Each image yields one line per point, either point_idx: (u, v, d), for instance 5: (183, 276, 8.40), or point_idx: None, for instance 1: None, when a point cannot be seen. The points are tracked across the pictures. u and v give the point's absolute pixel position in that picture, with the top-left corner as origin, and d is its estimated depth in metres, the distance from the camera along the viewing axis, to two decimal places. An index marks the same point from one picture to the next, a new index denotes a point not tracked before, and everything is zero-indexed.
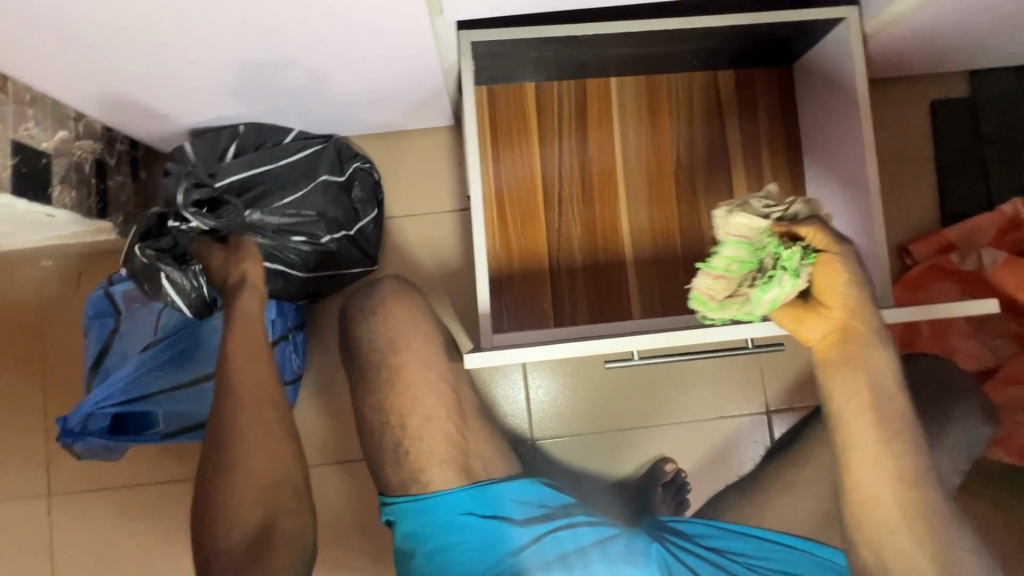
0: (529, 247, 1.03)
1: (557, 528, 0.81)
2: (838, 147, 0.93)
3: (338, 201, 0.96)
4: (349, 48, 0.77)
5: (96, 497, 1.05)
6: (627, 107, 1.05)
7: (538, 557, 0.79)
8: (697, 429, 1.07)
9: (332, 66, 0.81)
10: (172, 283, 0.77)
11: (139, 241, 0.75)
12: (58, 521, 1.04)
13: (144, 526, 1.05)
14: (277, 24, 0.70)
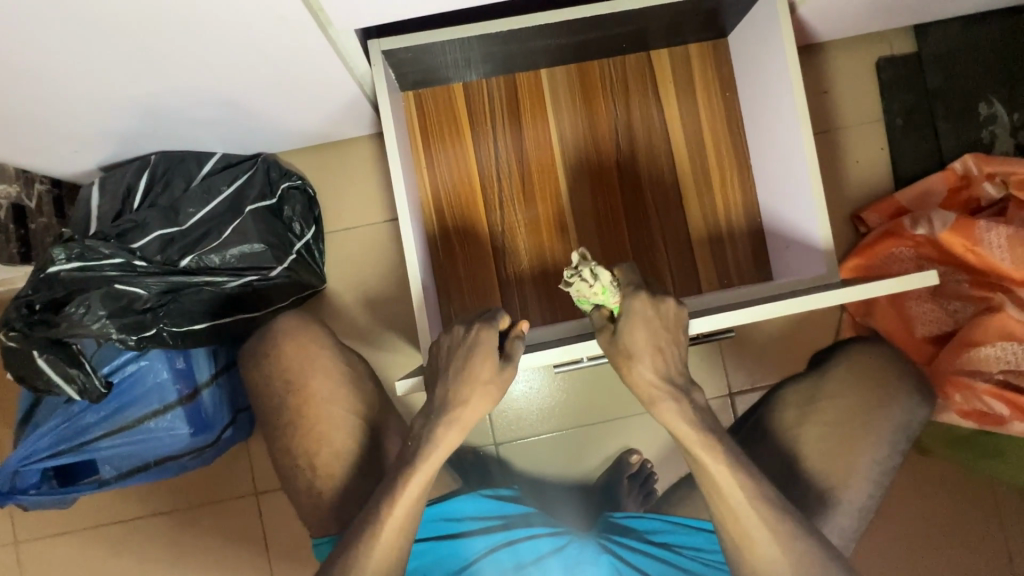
0: (472, 250, 1.01)
1: (515, 539, 0.85)
2: (773, 121, 0.90)
3: (270, 224, 0.92)
4: (249, 67, 0.74)
5: (63, 541, 1.05)
6: (561, 96, 1.02)
7: (494, 567, 0.85)
8: (660, 418, 1.07)
9: (237, 87, 0.78)
10: (50, 364, 0.70)
11: (1, 326, 0.68)
12: (27, 568, 1.04)
13: (114, 566, 1.05)
14: (162, 51, 0.67)
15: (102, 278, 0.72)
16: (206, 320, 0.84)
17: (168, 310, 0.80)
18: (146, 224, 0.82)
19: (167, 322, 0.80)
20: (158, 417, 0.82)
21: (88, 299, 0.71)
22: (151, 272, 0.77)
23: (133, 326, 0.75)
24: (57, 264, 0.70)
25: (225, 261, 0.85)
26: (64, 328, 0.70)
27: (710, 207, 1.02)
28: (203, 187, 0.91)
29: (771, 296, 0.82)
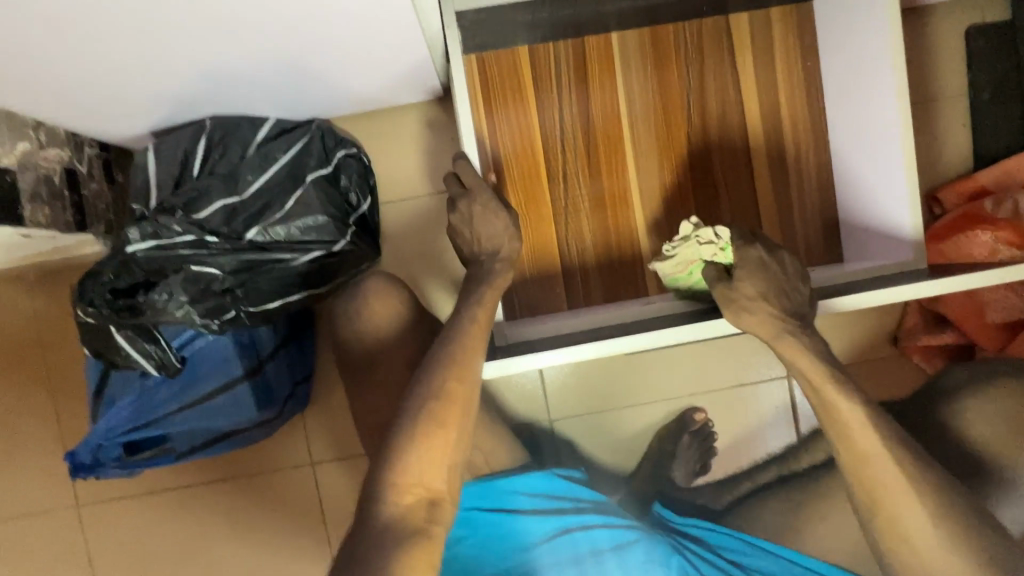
0: (535, 225, 0.97)
1: (572, 529, 0.84)
2: (863, 95, 0.85)
3: (331, 197, 0.89)
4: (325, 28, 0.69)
5: (123, 505, 1.06)
6: (632, 63, 0.96)
7: (551, 555, 0.83)
8: (717, 399, 1.05)
9: (305, 49, 0.74)
10: (129, 340, 0.72)
11: (82, 303, 0.68)
12: (90, 530, 1.06)
13: (173, 530, 1.07)
14: (240, 11, 0.62)
15: (179, 259, 0.71)
16: (278, 299, 0.81)
17: (245, 289, 0.78)
18: (209, 198, 0.79)
19: (244, 301, 0.78)
20: (228, 390, 0.81)
21: (170, 284, 0.71)
22: (221, 250, 0.74)
23: (211, 308, 0.75)
24: (133, 245, 0.68)
25: (288, 234, 0.82)
26: (148, 314, 0.70)
27: (784, 185, 0.97)
28: (261, 155, 0.88)
29: (857, 286, 0.79)
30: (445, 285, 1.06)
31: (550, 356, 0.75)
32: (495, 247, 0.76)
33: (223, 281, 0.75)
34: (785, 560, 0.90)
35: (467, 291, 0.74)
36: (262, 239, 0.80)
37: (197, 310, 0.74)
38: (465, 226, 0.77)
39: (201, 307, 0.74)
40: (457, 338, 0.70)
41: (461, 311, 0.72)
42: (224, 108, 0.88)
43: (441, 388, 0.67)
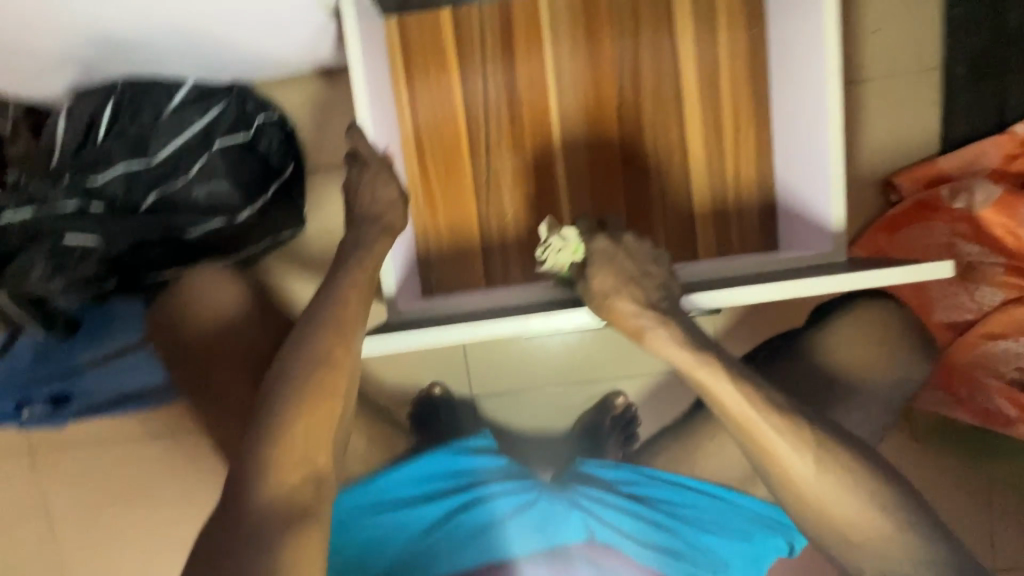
0: (455, 200, 0.94)
1: (530, 485, 0.87)
2: (801, 67, 0.78)
3: (243, 166, 0.87)
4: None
5: (73, 453, 1.13)
6: (561, 28, 0.90)
7: (509, 506, 0.86)
8: (643, 384, 1.03)
9: (186, 9, 0.71)
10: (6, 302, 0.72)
11: None
12: (44, 474, 1.14)
13: (118, 478, 1.13)
14: None
15: (60, 227, 0.73)
16: (169, 270, 0.82)
17: (131, 260, 0.78)
18: (106, 164, 0.79)
19: (126, 271, 0.79)
20: (134, 350, 0.85)
21: (34, 252, 0.71)
22: (106, 219, 0.76)
23: (86, 276, 0.75)
24: (8, 214, 0.71)
25: (193, 200, 0.82)
26: (12, 283, 0.71)
27: (720, 165, 0.91)
28: (174, 120, 0.87)
29: (770, 276, 0.74)
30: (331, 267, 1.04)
31: (429, 336, 0.73)
32: (381, 221, 0.73)
33: (102, 249, 0.75)
34: (708, 494, 0.88)
35: None
36: (160, 205, 0.80)
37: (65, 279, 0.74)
38: (353, 198, 0.74)
39: (75, 273, 0.74)
40: (331, 311, 0.67)
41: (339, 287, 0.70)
42: (132, 70, 0.86)
43: (327, 359, 0.64)
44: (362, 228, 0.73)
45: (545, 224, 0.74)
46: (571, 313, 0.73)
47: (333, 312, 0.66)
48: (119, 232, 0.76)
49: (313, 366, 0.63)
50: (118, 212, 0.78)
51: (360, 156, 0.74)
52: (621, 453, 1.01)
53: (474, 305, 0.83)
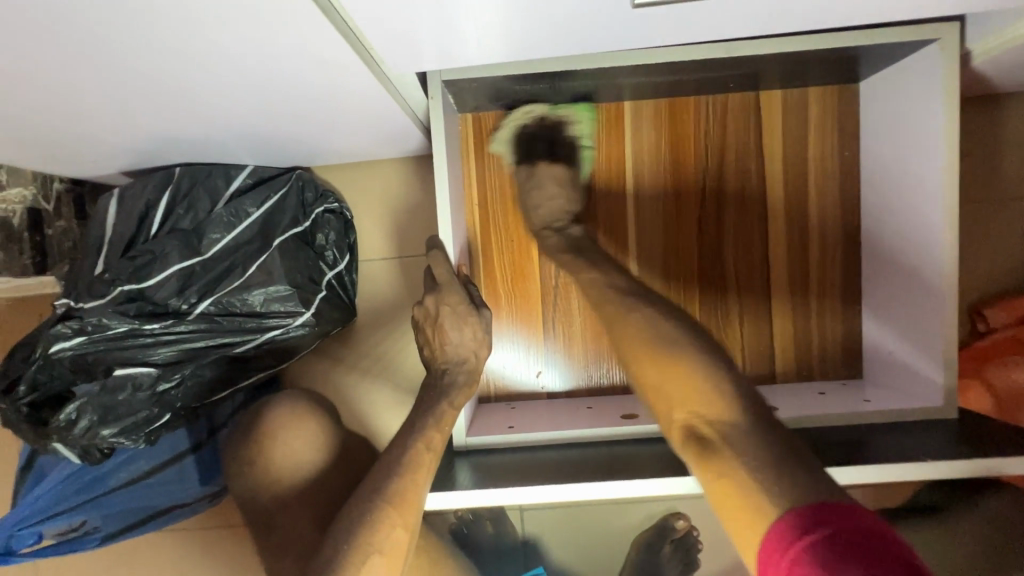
0: (520, 304, 0.89)
1: None
2: (910, 207, 0.72)
3: (302, 263, 0.82)
4: (286, 94, 0.63)
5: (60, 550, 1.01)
6: (645, 136, 0.86)
7: None
8: (705, 506, 0.96)
9: (266, 108, 0.67)
10: (62, 445, 0.68)
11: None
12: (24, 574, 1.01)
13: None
14: (175, 69, 0.55)
15: (111, 357, 0.68)
16: (217, 382, 0.77)
17: (184, 380, 0.73)
18: (162, 271, 0.73)
19: (178, 405, 0.74)
20: (175, 463, 0.80)
21: (85, 394, 0.66)
22: (158, 338, 0.70)
23: (136, 410, 0.70)
24: (61, 343, 0.65)
25: (249, 305, 0.76)
26: (57, 437, 0.66)
27: (802, 288, 0.86)
28: (231, 211, 0.81)
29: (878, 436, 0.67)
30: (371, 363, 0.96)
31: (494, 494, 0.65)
32: (461, 355, 0.69)
33: (153, 377, 0.70)
34: None
35: (422, 402, 0.67)
36: (215, 312, 0.74)
37: (114, 421, 0.69)
38: (429, 325, 0.70)
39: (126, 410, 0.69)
40: (398, 469, 0.60)
41: (409, 428, 0.64)
42: (193, 156, 0.82)
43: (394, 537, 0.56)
44: (437, 360, 0.70)
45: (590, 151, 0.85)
46: (657, 473, 0.65)
47: (398, 472, 0.59)
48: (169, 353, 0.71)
49: (360, 546, 0.56)
50: (172, 328, 0.71)
51: (436, 276, 0.69)
52: None
53: (545, 440, 0.76)
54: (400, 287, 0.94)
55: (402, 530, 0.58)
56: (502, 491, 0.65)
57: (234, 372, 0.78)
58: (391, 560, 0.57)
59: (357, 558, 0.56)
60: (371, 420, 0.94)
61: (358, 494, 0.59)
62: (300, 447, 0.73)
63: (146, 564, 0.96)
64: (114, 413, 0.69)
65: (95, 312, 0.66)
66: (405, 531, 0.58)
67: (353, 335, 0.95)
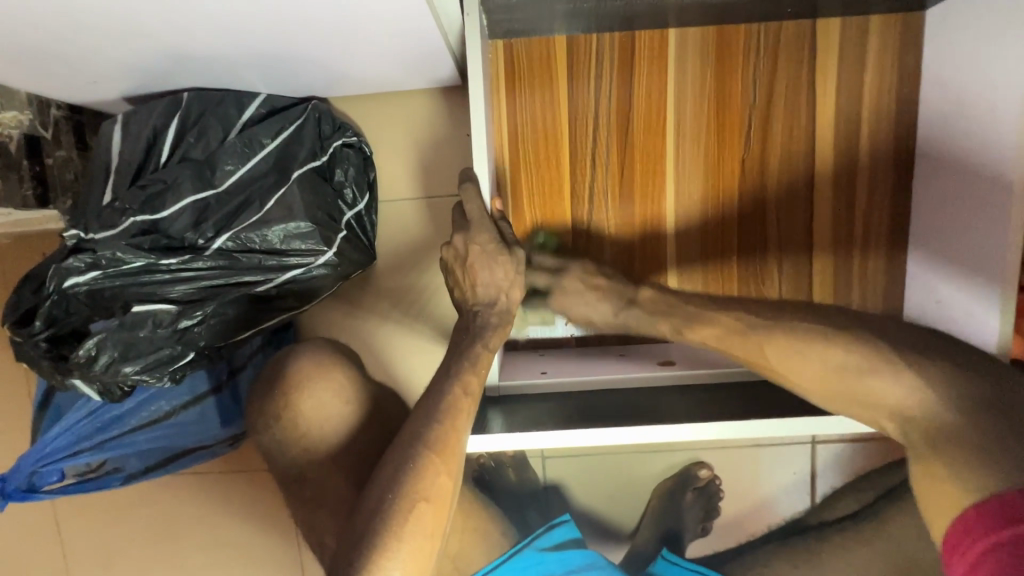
0: (550, 250, 0.85)
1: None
2: (973, 145, 0.67)
3: (323, 199, 0.77)
4: (309, 6, 0.56)
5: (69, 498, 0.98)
6: (689, 68, 0.80)
7: None
8: (729, 457, 0.95)
9: (286, 24, 0.61)
10: (84, 382, 0.66)
11: (16, 327, 0.63)
12: (36, 520, 0.99)
13: (116, 538, 0.97)
14: None
15: (128, 294, 0.64)
16: (239, 321, 0.73)
17: (206, 320, 0.69)
18: (177, 204, 0.68)
19: (202, 343, 0.70)
20: (195, 406, 0.77)
21: (105, 330, 0.63)
22: (175, 275, 0.66)
23: (158, 348, 0.67)
24: (73, 278, 0.62)
25: (268, 241, 0.72)
26: (78, 373, 0.64)
27: (847, 236, 0.82)
28: (245, 140, 0.75)
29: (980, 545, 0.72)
30: (391, 311, 0.91)
31: (533, 438, 0.64)
32: (492, 297, 0.66)
33: (171, 317, 0.66)
34: None
35: (457, 345, 0.64)
36: (232, 247, 0.70)
37: (134, 360, 0.66)
38: (459, 266, 0.66)
39: (146, 349, 0.66)
40: (437, 416, 0.57)
41: (445, 372, 0.61)
42: (202, 81, 0.76)
43: (431, 485, 0.54)
44: (469, 303, 0.66)
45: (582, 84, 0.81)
46: (700, 420, 0.63)
47: (438, 419, 0.57)
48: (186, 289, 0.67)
49: (405, 494, 0.53)
50: (190, 264, 0.67)
51: (469, 215, 0.65)
52: (698, 530, 0.95)
53: (582, 387, 0.74)
54: (423, 229, 0.90)
55: (447, 477, 0.55)
56: (540, 437, 0.64)
57: (256, 314, 0.74)
58: (440, 507, 0.54)
59: (402, 505, 0.53)
60: (393, 368, 0.91)
61: (396, 442, 0.57)
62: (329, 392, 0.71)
63: (166, 508, 0.95)
64: (134, 350, 0.66)
65: (106, 246, 0.63)
66: (449, 478, 0.55)
67: (373, 279, 0.91)
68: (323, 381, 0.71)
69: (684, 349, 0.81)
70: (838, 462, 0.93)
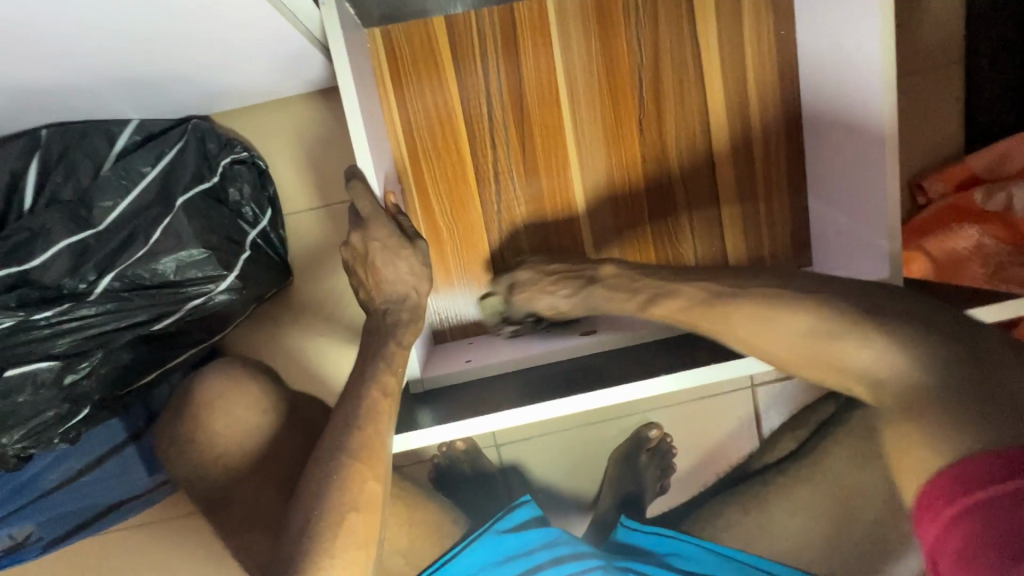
0: (465, 239, 0.84)
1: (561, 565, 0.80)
2: (847, 80, 0.70)
3: (215, 222, 0.74)
4: (148, 22, 0.53)
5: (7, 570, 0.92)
6: (572, 35, 0.79)
7: None
8: (675, 413, 0.98)
9: (132, 47, 0.57)
10: None
11: None
12: None
13: None
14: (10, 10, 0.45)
15: (2, 358, 0.61)
16: (137, 364, 0.71)
17: (96, 366, 0.67)
18: (47, 250, 0.63)
19: (97, 396, 0.68)
20: (116, 454, 0.75)
21: None
22: (57, 327, 0.63)
23: (49, 406, 0.65)
24: None
25: (159, 275, 0.69)
26: None
27: (749, 180, 0.84)
28: (120, 172, 0.71)
29: None
30: (317, 328, 0.88)
31: (463, 427, 0.64)
32: (400, 292, 0.64)
33: (54, 373, 0.64)
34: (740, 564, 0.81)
35: (369, 349, 0.62)
36: (120, 286, 0.67)
37: (20, 425, 0.64)
38: (360, 266, 0.64)
39: (35, 410, 0.64)
40: (356, 422, 0.56)
41: (361, 376, 0.60)
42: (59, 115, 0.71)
43: (355, 493, 0.53)
44: (378, 302, 0.65)
45: (467, 62, 0.79)
46: (623, 383, 0.64)
47: (356, 425, 0.56)
48: (71, 340, 0.64)
49: (330, 508, 0.52)
50: (73, 312, 0.64)
51: (361, 214, 0.63)
52: (656, 488, 0.96)
53: (509, 368, 0.74)
54: (332, 236, 0.87)
55: (375, 481, 0.55)
56: (466, 425, 0.64)
57: (156, 353, 0.72)
58: (369, 515, 0.54)
59: (329, 520, 0.52)
60: (326, 382, 0.89)
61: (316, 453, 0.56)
62: (240, 414, 0.68)
63: (112, 565, 0.91)
64: (17, 416, 0.63)
65: None
66: (377, 483, 0.55)
67: (292, 295, 0.88)
68: (239, 401, 0.69)
69: None
70: (776, 400, 0.97)
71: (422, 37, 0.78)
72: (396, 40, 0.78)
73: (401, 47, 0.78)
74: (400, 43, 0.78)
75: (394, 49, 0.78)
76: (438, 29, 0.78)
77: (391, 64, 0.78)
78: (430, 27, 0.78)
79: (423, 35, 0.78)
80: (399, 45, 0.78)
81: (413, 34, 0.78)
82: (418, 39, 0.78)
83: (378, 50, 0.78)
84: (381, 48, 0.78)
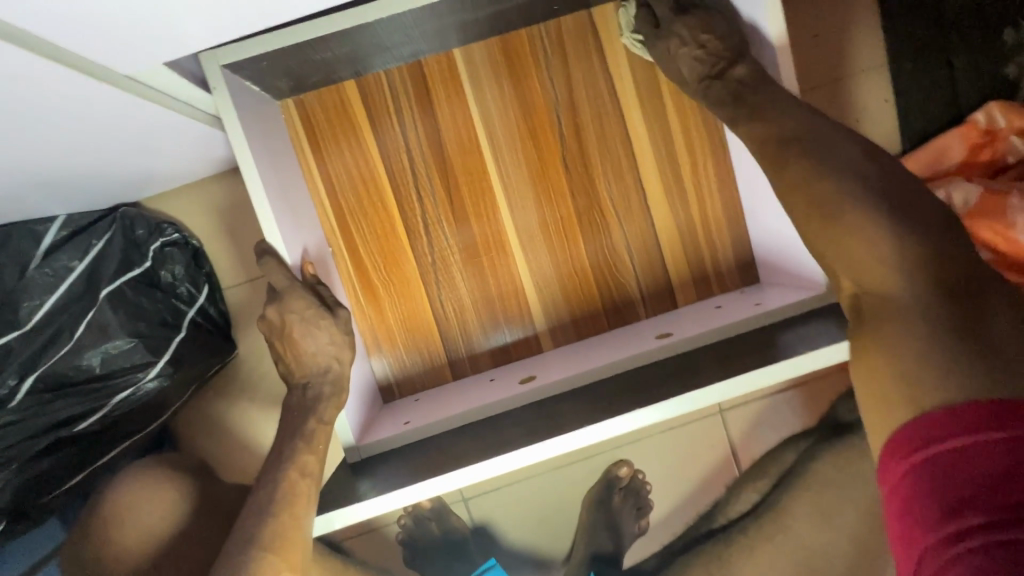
0: (401, 293, 0.83)
1: None
2: None
3: (141, 311, 0.75)
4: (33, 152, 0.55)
5: None
6: (485, 83, 0.80)
7: None
8: (645, 448, 0.94)
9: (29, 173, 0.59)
10: None
11: None
12: None
13: None
14: None
15: None
16: (61, 464, 0.72)
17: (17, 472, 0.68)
18: None
19: (15, 503, 0.69)
20: (48, 562, 0.81)
21: None
22: None
23: None
24: None
25: (86, 369, 0.71)
26: None
27: (682, 205, 0.83)
28: (46, 271, 0.70)
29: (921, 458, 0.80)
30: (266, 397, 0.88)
31: (385, 500, 0.61)
32: (321, 365, 0.64)
33: None
34: None
35: (289, 427, 0.62)
36: (43, 386, 0.68)
37: None
38: (278, 342, 0.64)
39: None
40: (270, 509, 0.58)
41: (279, 456, 0.61)
42: None
43: None
44: (297, 376, 0.64)
45: (384, 121, 0.80)
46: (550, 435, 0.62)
47: (270, 512, 0.57)
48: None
49: None
50: None
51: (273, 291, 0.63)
52: (635, 530, 0.93)
53: (445, 428, 0.71)
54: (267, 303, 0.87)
55: (289, 573, 0.56)
56: (395, 498, 0.61)
57: (84, 449, 0.73)
58: None
59: None
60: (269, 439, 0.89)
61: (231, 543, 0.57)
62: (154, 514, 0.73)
63: None
64: None
65: None
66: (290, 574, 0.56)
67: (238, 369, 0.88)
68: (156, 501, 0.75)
69: (556, 357, 0.81)
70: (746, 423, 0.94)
71: (337, 101, 0.79)
72: (311, 108, 0.79)
73: (317, 113, 0.79)
74: (316, 109, 0.79)
75: (311, 115, 0.79)
76: (351, 91, 0.79)
77: (308, 130, 0.79)
78: (342, 91, 0.78)
79: (338, 98, 0.79)
80: (315, 112, 0.79)
81: (328, 98, 0.79)
82: (333, 103, 0.79)
83: (294, 118, 0.79)
84: (297, 116, 0.79)
